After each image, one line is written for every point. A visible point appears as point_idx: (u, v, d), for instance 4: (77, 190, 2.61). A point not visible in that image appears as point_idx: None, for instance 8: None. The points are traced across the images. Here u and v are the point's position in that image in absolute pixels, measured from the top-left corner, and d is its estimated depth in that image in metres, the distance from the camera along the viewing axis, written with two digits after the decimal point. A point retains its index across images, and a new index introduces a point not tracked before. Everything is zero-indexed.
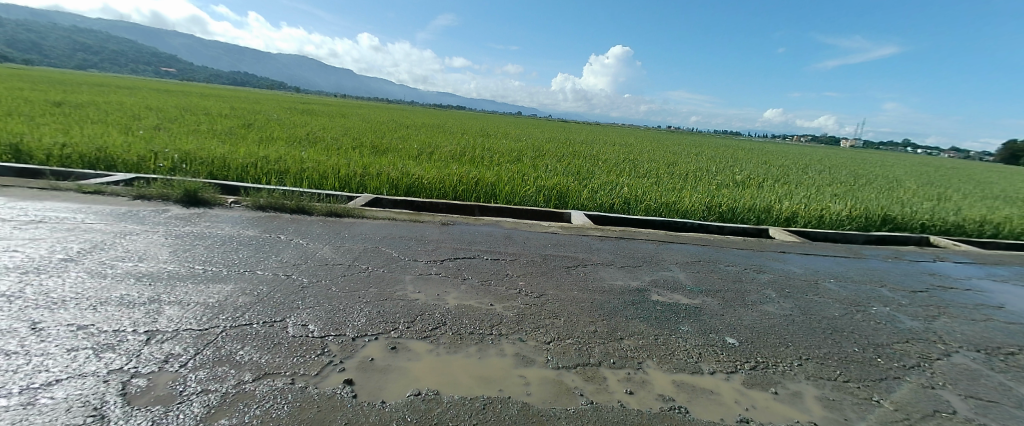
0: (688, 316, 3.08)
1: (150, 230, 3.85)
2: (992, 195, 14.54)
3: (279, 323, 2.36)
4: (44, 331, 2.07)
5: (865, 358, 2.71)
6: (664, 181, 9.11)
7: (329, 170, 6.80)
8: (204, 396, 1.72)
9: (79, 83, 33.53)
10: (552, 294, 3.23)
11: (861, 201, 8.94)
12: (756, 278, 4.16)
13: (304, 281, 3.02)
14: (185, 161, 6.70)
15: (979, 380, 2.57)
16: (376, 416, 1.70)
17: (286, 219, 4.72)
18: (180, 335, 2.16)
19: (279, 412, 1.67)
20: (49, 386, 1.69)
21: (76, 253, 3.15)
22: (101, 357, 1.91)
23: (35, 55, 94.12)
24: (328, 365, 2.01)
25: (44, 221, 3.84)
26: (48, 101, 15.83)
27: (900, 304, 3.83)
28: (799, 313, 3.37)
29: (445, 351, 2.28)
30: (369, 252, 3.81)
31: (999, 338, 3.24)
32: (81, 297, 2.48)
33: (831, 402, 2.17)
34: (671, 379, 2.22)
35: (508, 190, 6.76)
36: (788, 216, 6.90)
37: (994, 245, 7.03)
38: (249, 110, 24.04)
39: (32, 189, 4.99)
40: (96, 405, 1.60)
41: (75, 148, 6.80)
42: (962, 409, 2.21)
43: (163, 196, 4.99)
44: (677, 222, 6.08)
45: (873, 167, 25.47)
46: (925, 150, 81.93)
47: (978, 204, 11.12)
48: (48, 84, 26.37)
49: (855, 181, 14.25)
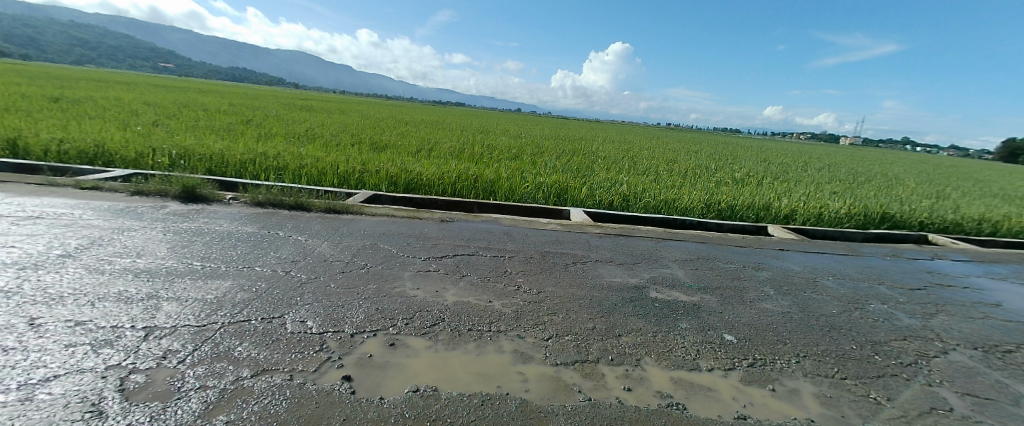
0: (686, 313, 3.09)
1: (148, 226, 3.84)
2: (992, 193, 14.55)
3: (277, 320, 2.36)
4: (41, 326, 2.07)
5: (863, 356, 2.72)
6: (663, 178, 9.11)
7: (328, 166, 6.79)
8: (201, 392, 1.72)
9: (78, 78, 33.55)
10: (550, 291, 3.23)
11: (860, 199, 8.95)
12: (754, 276, 4.17)
13: (302, 277, 3.02)
14: (183, 157, 6.68)
15: (976, 377, 2.58)
16: (374, 413, 1.70)
17: (284, 215, 4.71)
18: (178, 331, 2.15)
19: (277, 408, 1.67)
20: (47, 381, 1.69)
21: (74, 249, 3.15)
22: (98, 353, 1.90)
23: (33, 50, 93.61)
24: (326, 362, 2.01)
25: (42, 217, 3.83)
26: (47, 96, 15.88)
27: (898, 302, 3.83)
28: (797, 311, 3.38)
29: (443, 347, 2.28)
30: (368, 248, 3.82)
31: (997, 336, 3.25)
32: (79, 292, 2.47)
33: (828, 399, 2.18)
34: (669, 376, 2.23)
35: (507, 186, 6.75)
36: (786, 214, 6.91)
37: (993, 243, 7.03)
38: (248, 105, 23.92)
39: (30, 185, 4.98)
40: (95, 401, 1.60)
41: (73, 143, 6.78)
42: (959, 407, 2.21)
43: (161, 192, 4.98)
44: (676, 220, 6.08)
45: (873, 165, 25.49)
46: (923, 148, 81.95)
47: (977, 202, 11.12)
48: (49, 80, 26.44)
49: (855, 179, 14.23)
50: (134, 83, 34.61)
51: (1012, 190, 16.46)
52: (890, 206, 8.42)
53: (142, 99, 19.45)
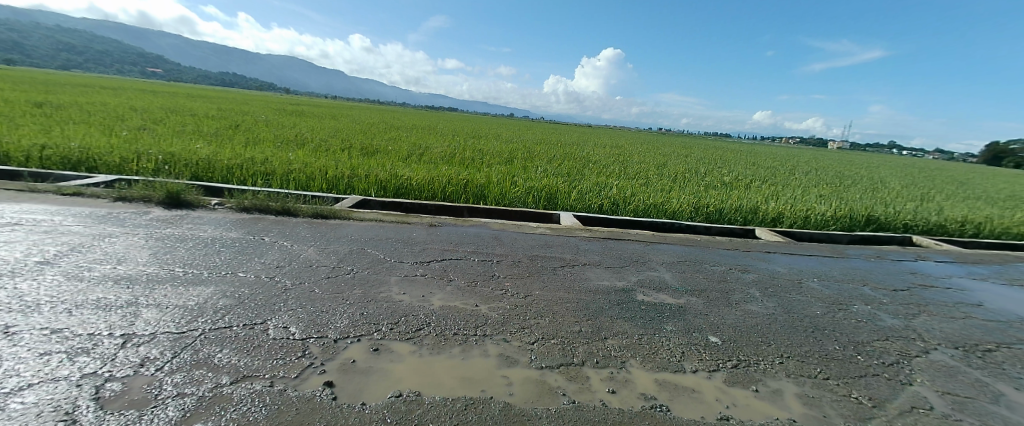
0: (673, 315, 3.11)
1: (130, 232, 3.79)
2: (976, 195, 14.89)
3: (260, 326, 2.34)
4: (16, 334, 2.03)
5: (845, 356, 2.75)
6: (653, 182, 9.22)
7: (316, 171, 6.76)
8: (179, 400, 1.69)
9: (63, 83, 33.34)
10: (538, 295, 3.22)
11: (847, 202, 9.08)
12: (741, 278, 4.21)
13: (286, 283, 2.99)
14: (168, 163, 6.61)
15: (956, 376, 2.62)
16: (354, 418, 1.69)
17: (270, 221, 4.66)
18: (157, 338, 2.12)
19: (256, 415, 1.65)
20: (20, 391, 1.65)
21: (52, 256, 3.09)
22: (75, 361, 1.87)
23: (18, 54, 92.63)
24: (307, 368, 1.99)
25: (20, 223, 3.75)
26: (28, 101, 15.63)
27: (881, 303, 3.89)
28: (782, 312, 3.41)
29: (428, 352, 2.27)
30: (355, 253, 3.79)
31: (977, 336, 3.31)
32: (56, 300, 2.43)
33: (811, 399, 2.20)
34: (654, 378, 2.24)
35: (498, 191, 6.76)
36: (774, 216, 7.00)
37: (975, 244, 7.18)
38: (238, 110, 23.71)
39: (10, 191, 4.90)
40: (68, 410, 1.58)
41: (55, 149, 6.68)
42: (938, 405, 2.24)
43: (144, 198, 4.92)
44: (665, 223, 6.14)
45: (861, 169, 25.91)
46: (910, 151, 83.46)
47: (960, 204, 11.35)
48: (32, 84, 26.05)
49: (842, 182, 14.51)
50: (120, 89, 34.31)
51: (994, 192, 16.84)
52: (876, 208, 8.58)
53: (129, 105, 19.24)
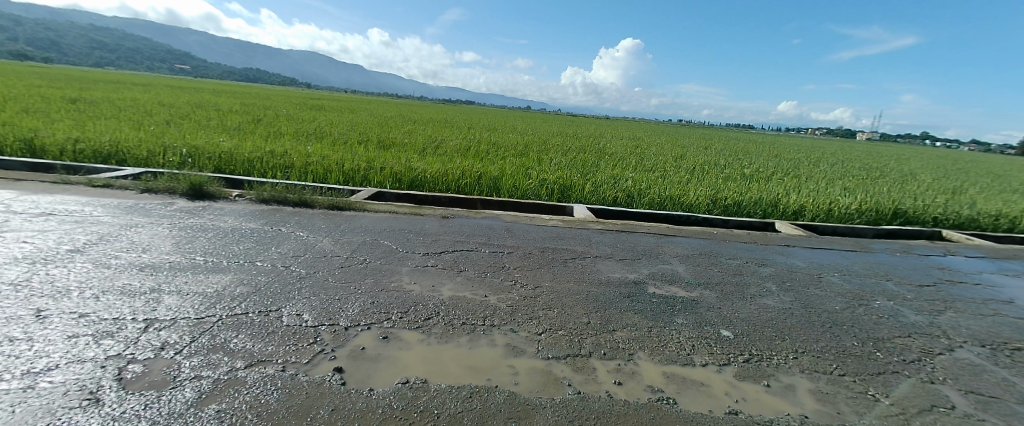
0: (684, 308, 3.07)
1: (155, 223, 3.94)
2: (1014, 188, 14.18)
3: (274, 313, 2.41)
4: (47, 318, 2.15)
5: (864, 352, 2.68)
6: (670, 175, 9.08)
7: (334, 164, 6.89)
8: (195, 382, 1.76)
9: (97, 79, 34.77)
10: (547, 286, 3.23)
11: (873, 195, 8.76)
12: (757, 272, 4.12)
13: (301, 272, 3.06)
14: (193, 156, 6.82)
15: (982, 375, 2.52)
16: (362, 403, 1.73)
17: (288, 212, 4.78)
18: (177, 323, 2.21)
19: (268, 398, 1.71)
20: (49, 371, 1.75)
21: (82, 245, 3.24)
22: (100, 343, 1.96)
23: (55, 52, 96.74)
24: (319, 354, 2.05)
25: (54, 214, 3.94)
26: (66, 98, 16.37)
27: (905, 299, 3.76)
28: (799, 307, 3.33)
29: (436, 341, 2.30)
30: (368, 244, 3.86)
31: (1007, 333, 3.18)
32: (85, 286, 2.55)
33: (824, 395, 2.15)
34: (661, 371, 2.22)
35: (511, 183, 6.76)
36: (794, 210, 6.81)
37: (1010, 239, 6.84)
38: (261, 105, 24.28)
39: (45, 183, 5.13)
40: (92, 389, 1.66)
41: (87, 143, 6.97)
42: (961, 405, 2.16)
43: (169, 190, 5.10)
44: (681, 216, 6.05)
45: (891, 161, 24.94)
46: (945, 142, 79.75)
47: (996, 198, 10.82)
48: (68, 82, 27.20)
49: (870, 175, 14.00)
50: (150, 85, 35.58)
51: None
52: (903, 201, 8.25)
53: (156, 100, 19.84)
